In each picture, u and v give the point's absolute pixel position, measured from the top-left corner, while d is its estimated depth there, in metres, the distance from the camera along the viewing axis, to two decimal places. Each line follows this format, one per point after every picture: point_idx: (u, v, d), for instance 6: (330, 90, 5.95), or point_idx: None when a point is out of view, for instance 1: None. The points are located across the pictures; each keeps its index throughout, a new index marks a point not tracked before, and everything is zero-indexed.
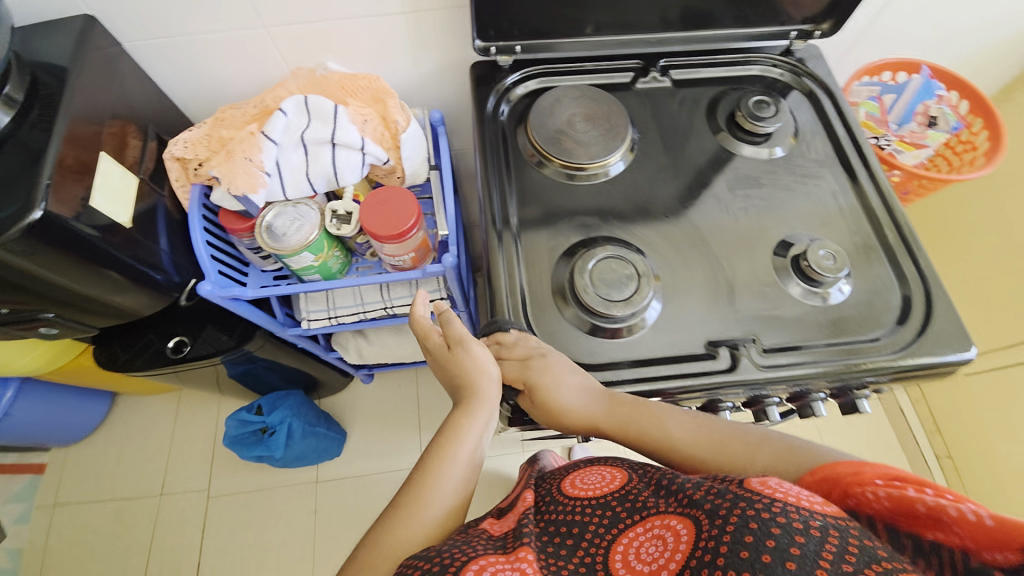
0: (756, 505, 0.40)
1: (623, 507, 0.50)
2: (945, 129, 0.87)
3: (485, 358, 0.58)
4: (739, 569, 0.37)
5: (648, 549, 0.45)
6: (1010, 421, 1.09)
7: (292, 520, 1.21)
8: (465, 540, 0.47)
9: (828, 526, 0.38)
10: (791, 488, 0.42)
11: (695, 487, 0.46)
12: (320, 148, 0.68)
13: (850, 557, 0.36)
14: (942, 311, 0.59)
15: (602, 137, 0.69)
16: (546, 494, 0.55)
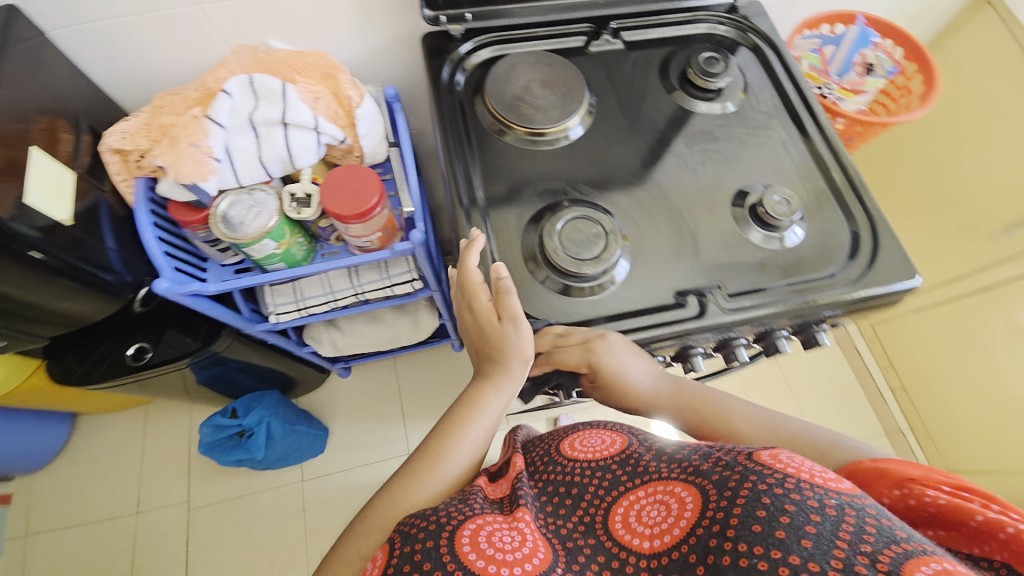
0: (767, 480, 0.40)
1: (623, 470, 0.52)
2: (881, 75, 0.83)
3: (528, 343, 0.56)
4: (749, 542, 0.37)
5: (650, 513, 0.46)
6: (957, 351, 1.18)
7: (282, 520, 1.26)
8: (462, 501, 0.49)
9: (844, 505, 0.37)
10: (802, 463, 0.41)
11: (702, 459, 0.47)
12: (271, 129, 0.64)
13: (868, 537, 0.35)
14: (889, 246, 0.62)
15: (559, 101, 0.68)
16: (546, 454, 0.58)
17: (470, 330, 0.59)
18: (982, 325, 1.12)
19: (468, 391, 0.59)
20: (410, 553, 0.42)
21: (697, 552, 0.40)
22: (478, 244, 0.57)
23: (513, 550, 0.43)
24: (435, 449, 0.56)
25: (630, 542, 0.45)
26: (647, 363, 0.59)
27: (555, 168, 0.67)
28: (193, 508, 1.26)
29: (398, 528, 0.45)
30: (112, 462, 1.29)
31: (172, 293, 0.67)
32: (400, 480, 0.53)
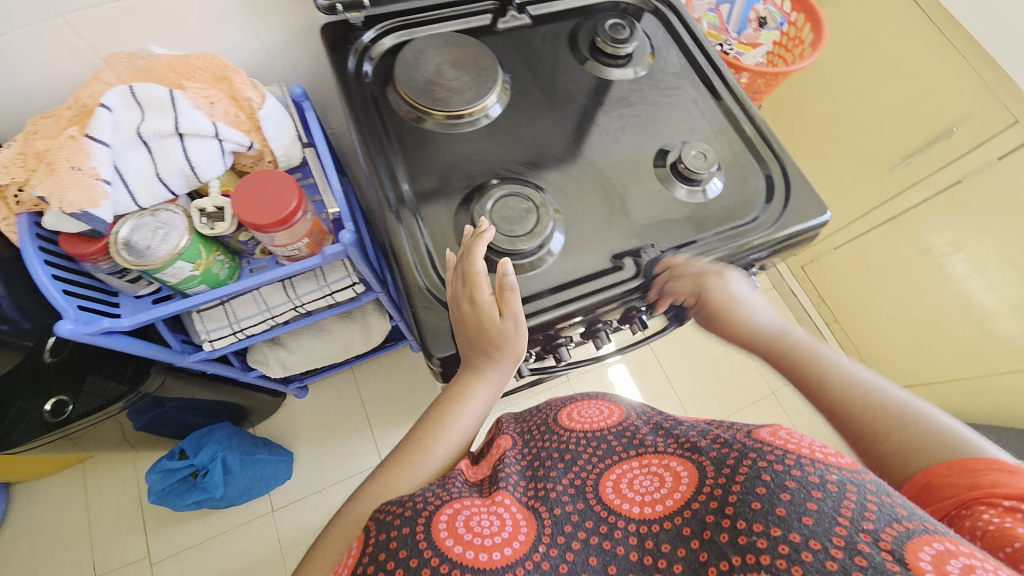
0: (766, 458, 0.41)
1: (619, 442, 0.54)
2: (774, 27, 0.88)
3: (521, 339, 0.54)
4: (748, 519, 0.37)
5: (642, 481, 0.48)
6: (877, 278, 1.29)
7: (257, 554, 1.19)
8: (442, 486, 0.48)
9: (844, 482, 0.38)
10: (802, 439, 0.43)
11: (701, 437, 0.49)
12: (165, 142, 0.59)
13: (869, 515, 0.35)
14: (799, 186, 0.67)
15: (473, 81, 0.67)
16: (541, 424, 0.60)
17: (467, 322, 0.52)
18: (896, 251, 1.22)
19: (455, 378, 0.55)
20: (386, 540, 0.41)
21: (692, 525, 0.41)
22: (489, 237, 0.55)
23: (492, 534, 0.42)
24: (423, 439, 0.54)
25: (620, 507, 0.45)
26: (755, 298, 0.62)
27: (479, 149, 0.66)
28: (156, 562, 1.17)
29: (376, 516, 0.44)
30: (52, 531, 1.17)
31: (79, 335, 0.61)
32: (386, 469, 0.52)
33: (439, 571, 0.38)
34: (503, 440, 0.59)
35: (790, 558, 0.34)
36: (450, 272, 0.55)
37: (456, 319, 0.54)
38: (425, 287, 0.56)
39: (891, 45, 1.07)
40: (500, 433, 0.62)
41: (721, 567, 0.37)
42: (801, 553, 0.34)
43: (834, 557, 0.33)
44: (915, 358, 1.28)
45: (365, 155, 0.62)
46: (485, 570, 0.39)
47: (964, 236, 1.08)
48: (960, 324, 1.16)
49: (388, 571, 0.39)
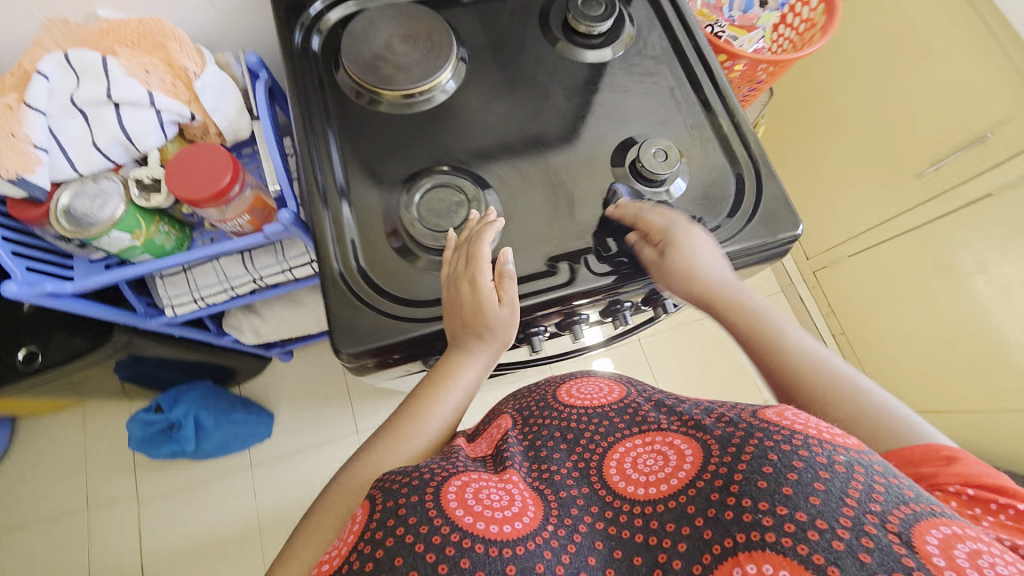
0: (773, 437, 0.39)
1: (621, 418, 0.51)
2: (774, 7, 0.79)
3: (511, 322, 0.55)
4: (754, 498, 0.36)
5: (646, 461, 0.46)
6: (889, 293, 1.19)
7: (235, 505, 1.26)
8: (447, 459, 0.48)
9: (853, 463, 0.36)
10: (808, 420, 0.41)
11: (704, 414, 0.47)
12: (101, 109, 0.59)
13: (878, 497, 0.34)
14: (770, 194, 0.61)
15: (424, 57, 0.62)
16: (540, 400, 0.56)
17: (466, 305, 0.53)
18: (914, 264, 1.11)
19: (445, 360, 0.55)
20: (394, 507, 0.40)
21: (696, 504, 0.40)
22: (498, 229, 0.54)
23: (502, 508, 0.42)
24: (417, 412, 0.54)
25: (624, 490, 0.44)
26: (719, 255, 0.55)
27: (424, 132, 0.62)
28: (144, 501, 1.25)
29: (380, 485, 0.43)
30: (54, 464, 1.27)
31: (23, 296, 0.62)
32: (385, 444, 0.52)
33: (449, 540, 0.38)
34: (504, 419, 0.57)
35: (796, 536, 0.33)
36: (449, 251, 0.55)
37: (450, 300, 0.54)
38: (338, 272, 0.54)
39: (926, 35, 0.93)
40: (501, 412, 0.61)
41: (724, 546, 0.36)
42: (806, 533, 0.33)
43: (841, 538, 0.32)
44: (922, 382, 1.19)
45: (299, 133, 0.60)
46: (496, 541, 0.39)
47: (991, 255, 0.97)
48: (975, 350, 1.06)
49: (398, 536, 0.38)
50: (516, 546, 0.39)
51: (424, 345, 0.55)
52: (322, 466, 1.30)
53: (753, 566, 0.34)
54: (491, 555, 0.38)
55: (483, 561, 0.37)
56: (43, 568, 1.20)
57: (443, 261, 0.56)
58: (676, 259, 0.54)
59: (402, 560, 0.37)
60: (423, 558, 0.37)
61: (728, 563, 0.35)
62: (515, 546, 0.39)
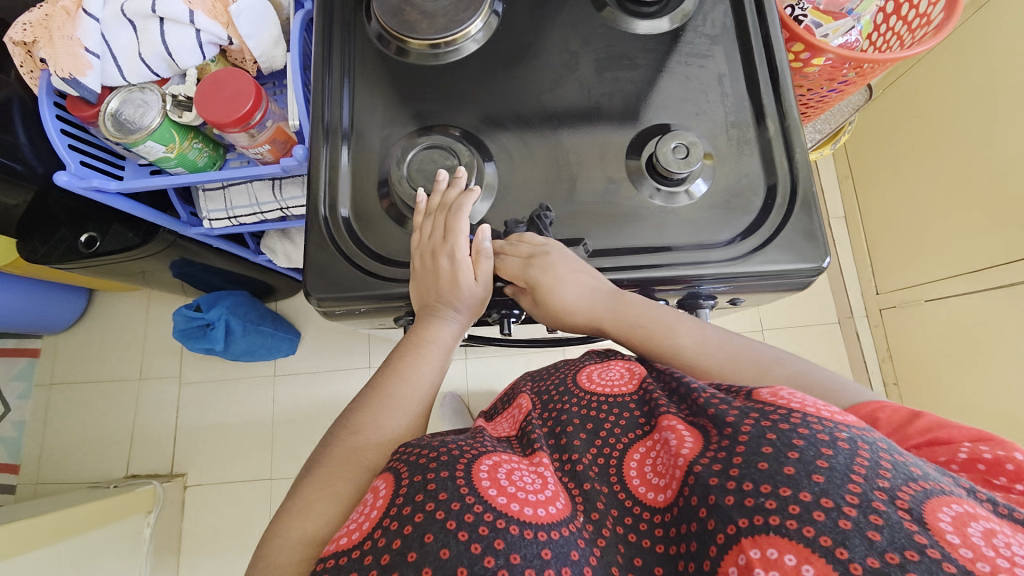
0: (771, 416, 0.37)
1: (641, 413, 0.46)
2: None
3: (478, 297, 0.55)
4: (755, 481, 0.33)
5: (660, 461, 0.42)
6: (963, 353, 1.04)
7: (256, 406, 1.40)
8: (473, 438, 0.46)
9: (856, 439, 0.34)
10: (804, 399, 0.39)
11: (705, 392, 0.42)
12: (147, 24, 0.65)
13: (884, 473, 0.32)
14: (800, 217, 0.53)
15: (452, 6, 0.59)
16: (559, 384, 0.53)
17: (443, 277, 0.52)
18: (997, 324, 0.97)
19: (416, 329, 0.54)
20: (423, 482, 0.39)
21: (697, 494, 0.36)
22: (474, 199, 0.53)
23: (535, 491, 0.40)
24: (403, 371, 0.52)
25: (645, 496, 0.41)
26: (584, 273, 0.52)
27: (439, 86, 0.60)
28: (184, 384, 1.43)
29: (403, 458, 0.42)
30: (120, 334, 1.47)
31: (74, 186, 0.69)
32: (378, 406, 0.50)
33: (482, 520, 0.36)
34: (523, 399, 0.54)
35: (801, 518, 0.31)
36: (418, 216, 0.54)
37: (425, 271, 0.53)
38: (322, 217, 0.56)
39: None
40: (519, 393, 0.57)
41: (729, 534, 0.33)
42: (811, 514, 0.31)
43: (848, 515, 0.30)
44: None
45: (316, 70, 0.59)
46: (531, 523, 0.37)
47: None
48: None
49: (427, 512, 0.37)
50: (551, 530, 0.37)
51: (388, 304, 0.55)
52: (333, 390, 1.40)
53: (757, 551, 0.31)
54: (528, 538, 0.36)
55: (519, 543, 0.36)
56: (101, 417, 1.43)
57: (414, 226, 0.54)
58: (551, 297, 0.52)
59: (433, 536, 0.36)
60: (455, 536, 0.36)
61: (732, 553, 0.32)
62: (549, 530, 0.37)
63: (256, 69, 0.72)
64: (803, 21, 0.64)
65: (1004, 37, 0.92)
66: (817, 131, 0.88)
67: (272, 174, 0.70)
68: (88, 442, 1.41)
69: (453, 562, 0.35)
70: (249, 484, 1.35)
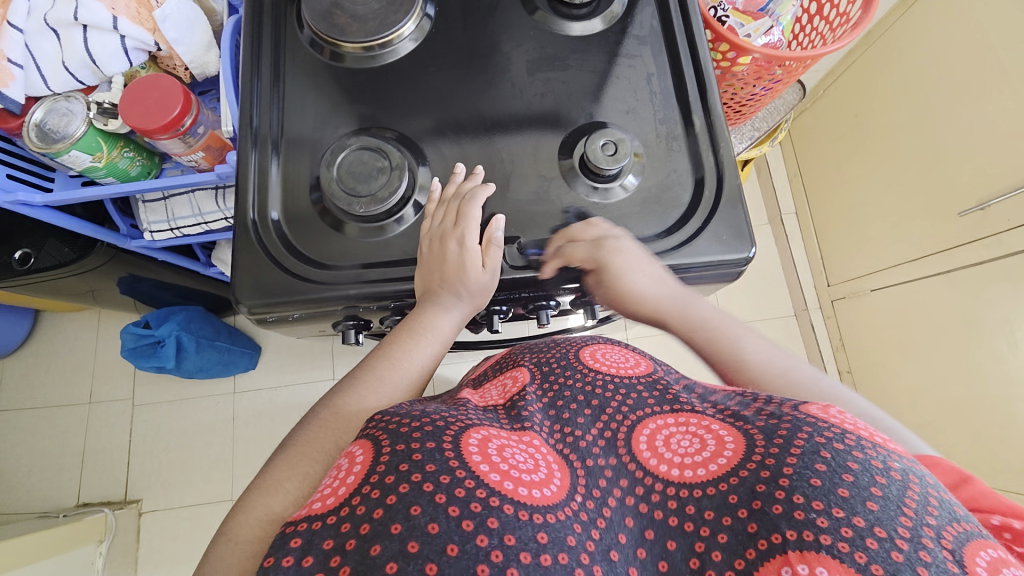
0: (824, 433, 0.36)
1: (650, 394, 0.45)
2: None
3: (484, 284, 0.53)
4: (807, 495, 0.32)
5: (680, 442, 0.40)
6: (907, 339, 1.09)
7: (215, 424, 1.36)
8: (456, 409, 0.44)
9: (907, 472, 0.34)
10: (851, 420, 0.38)
11: (744, 406, 0.42)
12: (70, 32, 0.63)
13: (932, 510, 0.32)
14: (726, 210, 0.55)
15: (382, 9, 0.59)
16: (561, 358, 0.51)
17: (449, 263, 0.52)
18: (936, 310, 1.02)
19: (414, 316, 0.53)
20: (407, 452, 0.36)
21: (738, 494, 0.35)
22: (488, 193, 0.54)
23: (530, 471, 0.38)
24: (397, 358, 0.51)
25: (656, 468, 0.39)
26: (652, 265, 0.53)
27: (373, 89, 0.59)
28: (137, 405, 1.37)
29: (381, 426, 0.39)
30: (70, 357, 1.40)
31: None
32: (363, 388, 0.49)
33: (475, 496, 0.34)
34: (519, 371, 0.51)
35: (854, 543, 0.30)
36: (432, 204, 0.55)
37: (433, 257, 0.53)
38: (251, 221, 0.55)
39: None
40: (515, 361, 0.54)
41: (772, 543, 0.32)
42: (865, 540, 0.30)
43: (900, 549, 0.30)
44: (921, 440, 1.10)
45: (245, 74, 0.58)
46: (527, 505, 0.35)
47: (1019, 318, 0.88)
48: (987, 415, 0.96)
49: (413, 483, 0.34)
50: (547, 514, 0.35)
51: (319, 308, 0.54)
52: (295, 405, 1.36)
53: (805, 567, 0.30)
54: (522, 518, 0.34)
55: (513, 523, 0.33)
56: (48, 444, 1.35)
57: (426, 213, 0.55)
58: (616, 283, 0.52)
59: (420, 509, 0.33)
60: (445, 511, 0.33)
61: (775, 562, 0.31)
62: (545, 513, 0.35)
63: (189, 76, 0.71)
64: (727, 21, 0.67)
65: (928, 40, 0.99)
66: (755, 129, 0.93)
67: (208, 181, 0.69)
68: (35, 471, 1.34)
69: (443, 538, 0.32)
70: (208, 506, 1.30)
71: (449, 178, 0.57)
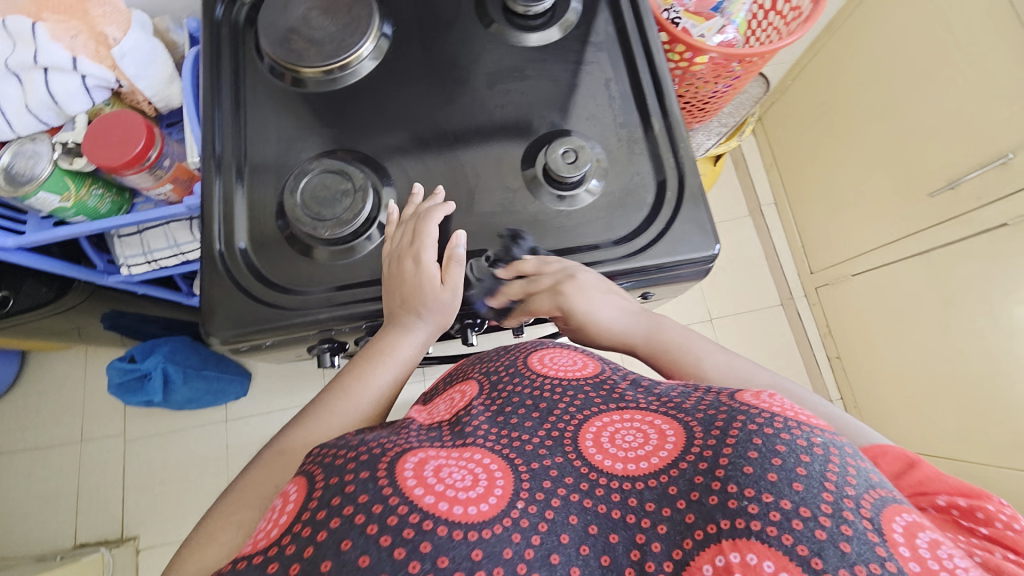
0: (755, 420, 0.36)
1: (598, 393, 0.45)
2: None
3: (447, 301, 0.53)
4: (739, 483, 0.33)
5: (625, 437, 0.40)
6: (890, 322, 1.10)
7: (208, 454, 1.34)
8: (397, 434, 0.43)
9: (829, 445, 0.34)
10: (784, 402, 0.38)
11: (686, 396, 0.42)
12: (32, 75, 0.62)
13: (851, 480, 0.32)
14: (691, 207, 0.55)
15: (339, 32, 0.59)
16: (509, 365, 0.49)
17: (407, 281, 0.52)
18: (916, 290, 1.03)
19: (376, 340, 0.53)
20: (340, 485, 0.36)
21: (678, 486, 0.35)
22: (445, 211, 0.54)
23: (467, 487, 0.37)
24: (352, 386, 0.51)
25: (601, 463, 0.39)
26: (610, 296, 0.53)
27: (334, 112, 0.60)
28: (129, 440, 1.36)
29: (318, 461, 0.40)
30: (59, 396, 1.39)
31: None
32: (318, 417, 0.49)
33: (407, 522, 0.34)
34: (468, 385, 0.50)
35: (781, 525, 0.30)
36: (391, 226, 0.55)
37: (392, 276, 0.53)
38: (218, 251, 0.55)
39: None
40: (465, 374, 0.53)
41: (708, 532, 0.32)
42: (790, 521, 0.30)
43: (823, 526, 0.30)
44: (912, 421, 1.11)
45: (205, 104, 0.59)
46: (460, 524, 0.34)
47: (996, 293, 0.89)
48: (976, 391, 0.96)
49: (345, 516, 0.34)
50: (483, 529, 0.34)
51: (292, 334, 0.54)
52: None
53: (737, 554, 0.31)
54: (456, 539, 0.33)
55: (447, 545, 0.33)
56: (43, 486, 1.34)
57: (387, 235, 0.55)
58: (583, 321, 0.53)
59: (350, 543, 0.33)
60: (375, 542, 0.33)
61: (710, 550, 0.32)
62: (481, 529, 0.34)
63: (153, 110, 0.71)
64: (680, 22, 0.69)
65: (887, 26, 1.00)
66: (722, 125, 0.94)
67: (179, 214, 0.69)
68: (28, 515, 1.32)
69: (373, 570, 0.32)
70: None
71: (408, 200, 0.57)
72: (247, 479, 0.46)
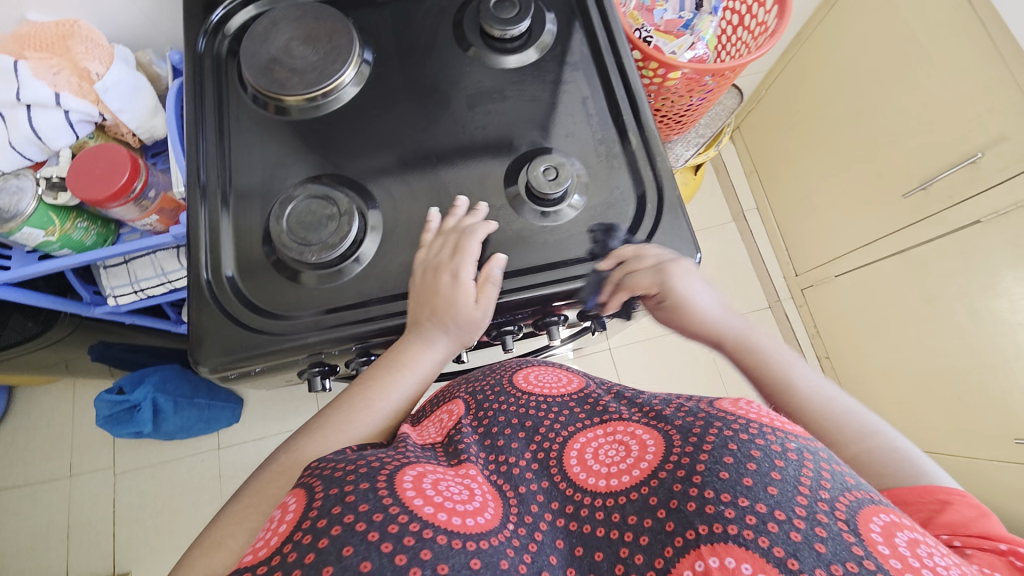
0: (731, 427, 0.37)
1: (581, 409, 0.46)
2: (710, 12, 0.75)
3: (473, 320, 0.54)
4: (716, 489, 0.34)
5: (607, 452, 0.41)
6: (875, 320, 1.12)
7: (201, 483, 1.32)
8: (395, 449, 0.43)
9: (802, 450, 0.35)
10: (760, 409, 0.39)
11: (665, 405, 0.43)
12: (14, 111, 0.63)
13: (825, 483, 0.33)
14: (670, 218, 0.56)
15: (321, 61, 0.61)
16: (495, 385, 0.50)
17: (442, 295, 0.53)
18: (898, 288, 1.05)
19: (399, 348, 0.53)
20: (340, 494, 0.36)
21: (658, 496, 0.36)
22: (488, 230, 0.55)
23: (464, 500, 0.37)
24: (372, 399, 0.52)
25: (584, 482, 0.40)
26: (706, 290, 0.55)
27: (318, 138, 0.61)
28: (119, 473, 1.33)
29: (317, 473, 0.39)
30: (47, 431, 1.37)
31: None
32: (326, 431, 0.50)
33: (408, 530, 0.34)
34: (455, 405, 0.51)
35: (756, 529, 0.31)
36: (430, 235, 0.56)
37: (427, 288, 0.54)
38: (205, 280, 0.55)
39: None
40: (452, 395, 0.54)
41: (687, 539, 0.33)
42: (767, 524, 0.31)
43: (798, 528, 0.31)
44: (904, 417, 1.12)
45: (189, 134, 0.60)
46: (460, 533, 0.34)
47: (974, 287, 0.91)
48: (962, 385, 0.98)
49: (346, 524, 0.34)
50: (481, 539, 0.35)
51: (279, 360, 0.54)
52: None
53: (716, 559, 0.31)
54: (456, 547, 0.33)
55: (446, 553, 0.33)
56: (30, 524, 1.30)
57: (424, 243, 0.56)
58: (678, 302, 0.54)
59: (352, 548, 0.33)
60: (377, 548, 0.32)
61: (689, 557, 0.32)
62: (479, 539, 0.35)
63: (139, 141, 0.72)
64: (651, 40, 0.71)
65: (852, 36, 1.04)
66: (700, 136, 0.97)
67: (166, 243, 0.69)
68: (15, 556, 1.28)
69: None
70: None
71: (450, 210, 0.58)
72: (240, 507, 0.46)
